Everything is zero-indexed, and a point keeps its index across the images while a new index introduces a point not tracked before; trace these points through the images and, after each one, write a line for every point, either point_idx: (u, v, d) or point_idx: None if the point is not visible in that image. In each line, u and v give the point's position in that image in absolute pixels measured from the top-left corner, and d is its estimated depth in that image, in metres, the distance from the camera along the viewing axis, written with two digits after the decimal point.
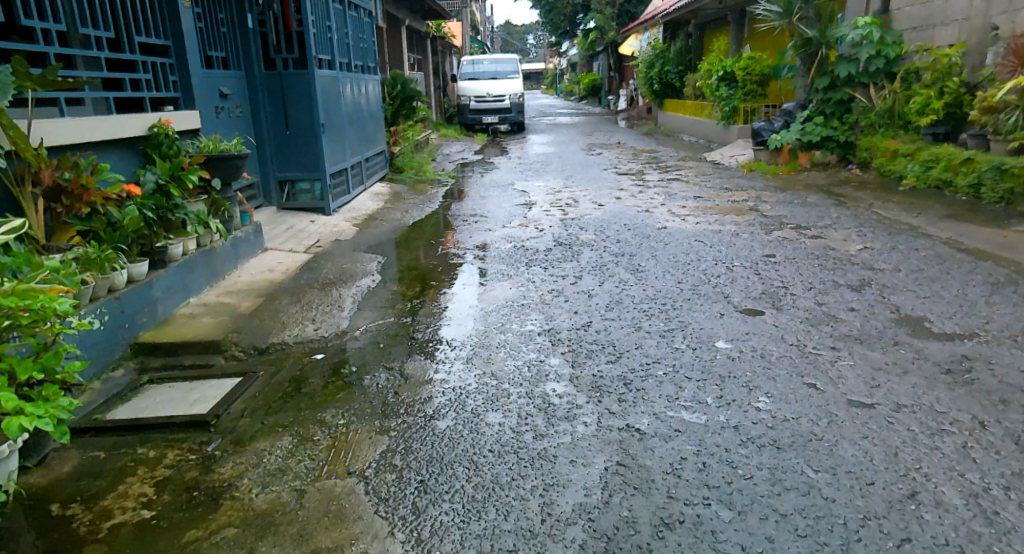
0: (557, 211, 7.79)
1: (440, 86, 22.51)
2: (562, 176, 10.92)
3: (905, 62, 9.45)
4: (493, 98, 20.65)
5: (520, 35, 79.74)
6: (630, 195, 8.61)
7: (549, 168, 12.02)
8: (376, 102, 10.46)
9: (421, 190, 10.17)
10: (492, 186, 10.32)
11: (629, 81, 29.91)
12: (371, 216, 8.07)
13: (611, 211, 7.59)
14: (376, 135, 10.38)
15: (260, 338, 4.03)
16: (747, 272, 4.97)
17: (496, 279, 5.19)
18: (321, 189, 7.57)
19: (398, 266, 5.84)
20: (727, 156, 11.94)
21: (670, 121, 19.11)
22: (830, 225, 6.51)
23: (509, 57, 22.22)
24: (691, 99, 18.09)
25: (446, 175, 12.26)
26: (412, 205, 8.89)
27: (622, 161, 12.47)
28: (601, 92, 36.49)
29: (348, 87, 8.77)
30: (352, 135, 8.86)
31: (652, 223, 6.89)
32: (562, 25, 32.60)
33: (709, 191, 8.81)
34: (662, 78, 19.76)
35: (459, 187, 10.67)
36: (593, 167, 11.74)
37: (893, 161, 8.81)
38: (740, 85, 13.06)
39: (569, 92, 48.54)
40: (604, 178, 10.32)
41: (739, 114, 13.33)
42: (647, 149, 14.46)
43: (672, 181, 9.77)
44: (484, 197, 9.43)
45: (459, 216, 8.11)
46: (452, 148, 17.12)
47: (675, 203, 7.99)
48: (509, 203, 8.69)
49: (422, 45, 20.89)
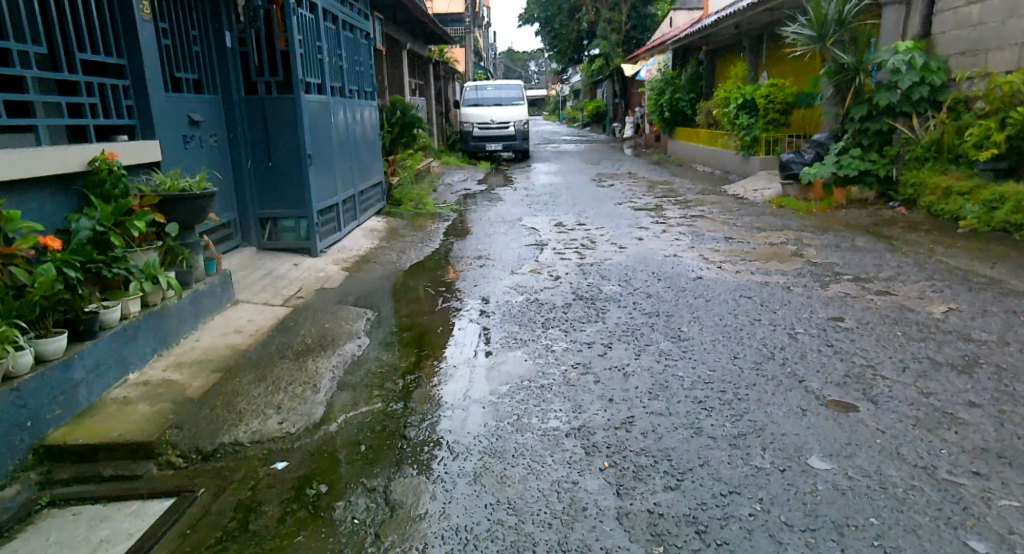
0: (573, 254, 6.90)
1: (442, 112, 21.75)
2: (575, 211, 10.08)
3: (951, 91, 8.64)
4: (496, 125, 19.90)
5: (522, 62, 79.65)
6: (654, 235, 7.75)
7: (559, 201, 11.18)
8: (371, 129, 9.64)
9: (420, 225, 9.29)
10: (498, 222, 9.46)
11: (635, 108, 29.22)
12: (364, 256, 7.21)
13: (635, 255, 6.70)
14: (371, 164, 9.54)
15: (207, 436, 3.04)
16: (816, 343, 4.08)
17: (507, 345, 4.30)
18: (307, 227, 6.73)
19: (391, 324, 4.94)
20: (750, 189, 11.09)
21: (682, 150, 18.32)
22: (894, 277, 5.64)
23: (513, 83, 21.50)
24: (704, 128, 17.34)
25: (448, 207, 11.41)
26: (410, 244, 8.02)
27: (637, 194, 11.63)
28: (605, 119, 35.85)
29: (340, 113, 7.92)
30: (344, 166, 8.03)
31: (685, 270, 6.01)
32: (566, 51, 32.02)
33: (741, 231, 7.96)
34: (672, 106, 19.02)
35: (462, 222, 9.80)
36: (607, 201, 10.90)
37: (946, 200, 7.98)
38: (761, 114, 12.27)
39: (571, 119, 48.00)
40: (620, 215, 9.46)
41: (760, 144, 12.50)
42: (661, 180, 13.62)
43: (697, 218, 8.91)
44: (490, 234, 8.56)
45: (463, 257, 7.23)
46: (454, 177, 16.31)
47: (705, 245, 7.11)
48: (519, 243, 7.84)
49: (424, 70, 20.17)
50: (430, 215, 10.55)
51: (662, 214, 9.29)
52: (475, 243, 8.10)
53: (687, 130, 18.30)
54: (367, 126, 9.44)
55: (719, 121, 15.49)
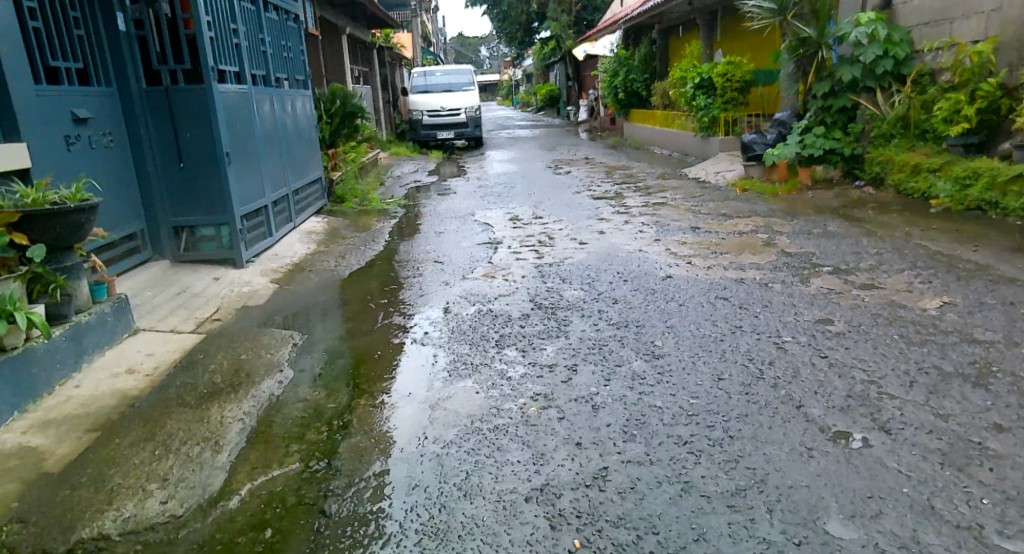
0: (529, 254, 6.27)
1: (390, 101, 20.93)
2: (530, 202, 9.45)
3: (917, 62, 8.23)
4: (447, 112, 19.18)
5: (473, 47, 78.46)
6: (616, 228, 7.16)
7: (513, 192, 10.53)
8: (306, 122, 8.86)
9: (363, 225, 8.57)
10: (448, 217, 8.78)
11: (590, 91, 28.68)
12: (296, 265, 6.47)
13: (597, 252, 6.13)
14: (307, 161, 8.78)
15: (54, 534, 2.49)
16: (807, 352, 3.53)
17: (455, 373, 3.68)
18: (229, 235, 5.95)
19: (319, 349, 4.26)
20: (712, 172, 10.60)
21: (639, 133, 17.77)
22: (878, 265, 5.15)
23: (463, 68, 20.74)
24: (660, 108, 16.85)
25: (395, 202, 10.69)
26: (350, 247, 7.28)
27: (596, 181, 11.06)
28: (560, 102, 35.21)
29: (266, 105, 7.16)
30: (274, 164, 7.26)
31: (652, 269, 5.44)
32: (517, 34, 31.28)
33: (706, 218, 7.46)
34: (627, 87, 18.44)
35: (410, 219, 9.09)
36: (564, 190, 10.31)
37: (915, 176, 7.56)
38: (719, 93, 11.80)
39: (525, 104, 47.35)
40: (577, 205, 8.87)
41: (718, 124, 11.95)
42: (619, 165, 13.10)
43: (658, 206, 8.40)
44: (439, 232, 7.86)
45: (409, 260, 6.54)
46: (404, 169, 15.56)
47: (671, 237, 6.57)
48: (470, 241, 7.17)
49: (368, 56, 19.28)
50: (376, 212, 9.81)
51: (622, 203, 8.76)
52: (423, 242, 7.43)
53: (644, 112, 17.75)
54: (301, 120, 8.66)
55: (677, 101, 15.00)
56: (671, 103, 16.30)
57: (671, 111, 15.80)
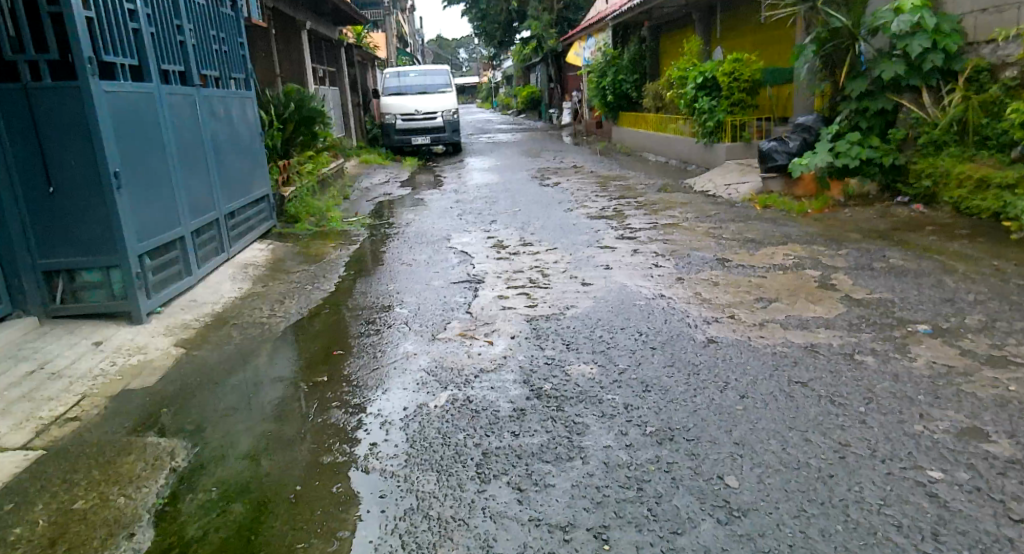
0: (519, 304, 4.85)
1: (360, 104, 19.46)
2: (516, 222, 8.04)
3: (970, 56, 6.92)
4: (423, 116, 17.75)
5: (452, 49, 76.94)
6: (623, 261, 5.79)
7: (494, 209, 9.12)
8: (246, 129, 7.61)
9: (315, 255, 7.13)
10: (419, 243, 7.39)
11: (574, 93, 27.40)
12: (215, 323, 5.02)
13: (606, 299, 4.77)
14: (250, 175, 7.52)
15: None
16: (983, 517, 2.18)
17: (408, 531, 2.44)
18: (119, 281, 4.80)
19: (203, 490, 2.84)
20: (722, 184, 9.27)
21: (630, 138, 16.43)
22: (995, 324, 3.82)
23: (439, 68, 19.32)
24: (653, 112, 15.56)
25: (359, 221, 9.27)
26: (291, 291, 5.83)
27: (589, 196, 9.71)
28: (541, 104, 33.82)
29: (182, 104, 5.98)
30: (195, 183, 6.05)
31: (686, 327, 4.04)
32: (497, 35, 29.90)
33: (730, 244, 6.13)
34: (616, 89, 17.07)
35: (373, 245, 7.63)
36: (554, 207, 8.94)
37: (982, 193, 6.26)
38: (724, 94, 10.47)
39: (505, 107, 46.07)
40: (570, 227, 7.51)
41: (724, 129, 10.61)
42: (613, 175, 11.77)
43: (668, 227, 7.07)
44: (407, 266, 6.43)
45: (366, 312, 5.10)
46: (374, 180, 14.11)
47: (696, 274, 5.22)
48: (445, 280, 5.74)
49: (336, 55, 17.81)
50: (334, 236, 8.36)
51: (624, 224, 7.43)
52: (386, 279, 6.03)
53: (636, 115, 16.41)
54: (240, 127, 7.43)
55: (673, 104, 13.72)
56: (665, 107, 15.03)
57: (666, 115, 14.51)
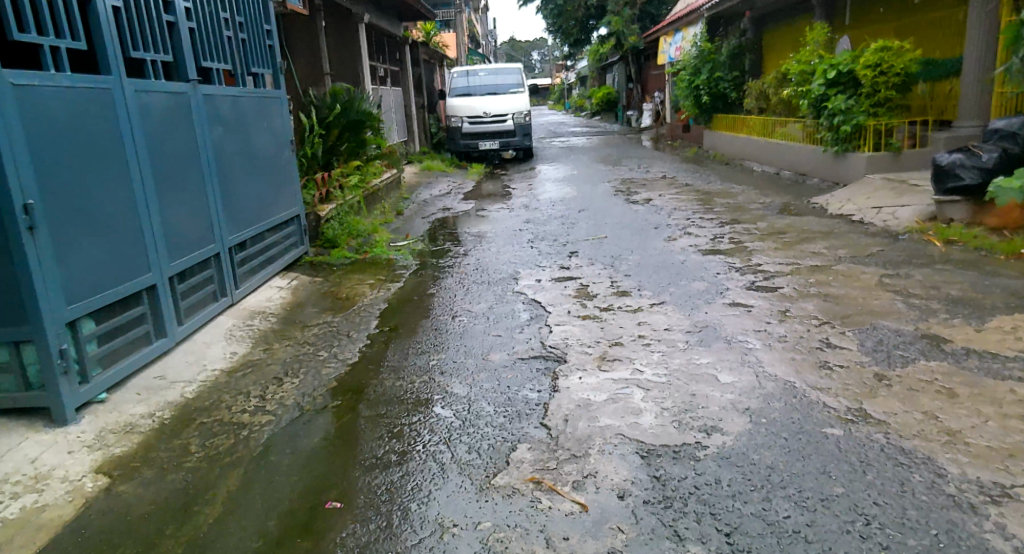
0: (629, 419, 3.06)
1: (425, 104, 18.02)
2: (604, 256, 6.25)
3: None
4: (492, 118, 16.15)
5: (526, 50, 75.29)
6: (773, 334, 3.94)
7: (576, 235, 7.37)
8: (270, 136, 6.14)
9: (349, 299, 5.57)
10: (484, 282, 5.77)
11: (656, 94, 25.39)
12: (175, 425, 3.41)
13: (772, 413, 2.96)
14: (272, 195, 6.05)
15: None
16: None
17: None
18: (36, 364, 3.30)
19: None
20: (867, 208, 7.26)
21: (729, 146, 14.39)
22: None
23: (511, 66, 17.67)
24: (756, 115, 13.60)
25: (408, 247, 7.68)
26: (296, 363, 4.18)
27: (691, 218, 7.84)
28: (619, 106, 31.89)
29: (170, 107, 4.45)
30: (192, 211, 4.58)
31: (955, 517, 2.20)
32: (573, 32, 28.13)
33: (929, 309, 4.23)
34: (712, 88, 15.06)
35: (423, 284, 5.99)
36: (649, 234, 7.10)
37: None
38: (866, 92, 8.51)
39: (578, 108, 44.29)
40: (677, 267, 5.67)
41: (864, 135, 8.64)
42: (716, 190, 9.85)
43: (819, 272, 5.19)
44: (463, 323, 4.72)
45: (391, 414, 3.39)
46: (434, 190, 12.56)
47: (903, 367, 3.35)
48: (512, 355, 4.00)
49: (400, 53, 16.41)
50: (376, 267, 6.78)
51: (752, 264, 5.57)
52: (433, 342, 4.40)
53: (736, 119, 14.38)
54: (262, 135, 5.97)
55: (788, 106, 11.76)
56: (772, 109, 13.05)
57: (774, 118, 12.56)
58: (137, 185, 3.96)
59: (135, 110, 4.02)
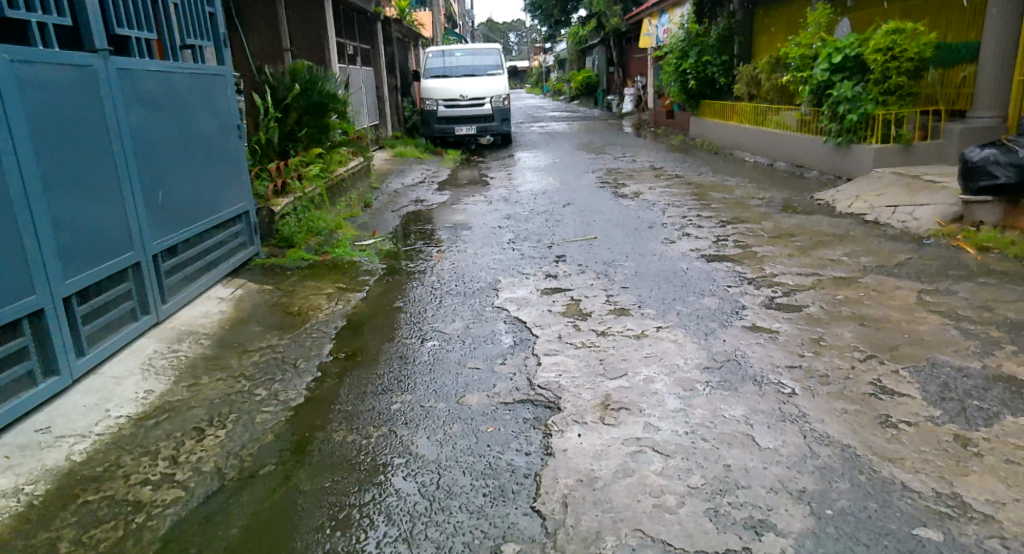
0: (647, 504, 2.34)
1: (397, 86, 17.06)
2: (596, 262, 5.53)
3: None
4: (469, 102, 15.29)
5: (503, 31, 73.98)
6: (814, 371, 3.19)
7: (563, 235, 6.65)
8: (214, 119, 5.30)
9: (302, 314, 4.79)
10: (461, 295, 5.05)
11: (638, 79, 24.71)
12: (47, 508, 2.53)
13: (840, 500, 2.28)
14: (215, 188, 5.21)
15: None
16: None
17: None
18: None
19: None
20: (881, 205, 6.59)
21: (718, 134, 13.75)
22: None
23: (489, 47, 16.78)
24: (747, 103, 12.98)
25: (374, 246, 6.90)
26: (226, 406, 3.37)
27: (688, 215, 7.14)
28: (598, 91, 31.17)
29: (77, 81, 3.60)
30: (105, 212, 3.75)
31: None
32: (553, 14, 27.27)
33: (989, 338, 3.58)
34: (699, 72, 14.45)
35: (389, 295, 5.24)
36: (643, 234, 6.39)
37: None
38: (875, 80, 7.87)
39: (555, 92, 43.46)
40: (680, 276, 4.97)
41: (871, 126, 8.00)
42: (710, 182, 9.15)
43: (848, 284, 4.50)
44: (433, 352, 3.98)
45: (340, 486, 2.62)
46: (407, 179, 11.73)
47: (990, 426, 2.68)
48: (493, 399, 3.27)
49: (371, 30, 15.45)
50: (337, 271, 6.00)
51: (766, 274, 4.88)
52: (402, 375, 3.67)
53: (725, 107, 13.73)
54: (203, 117, 5.12)
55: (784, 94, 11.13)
56: (769, 98, 12.43)
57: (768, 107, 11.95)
58: (19, 179, 3.13)
59: (19, 87, 3.18)
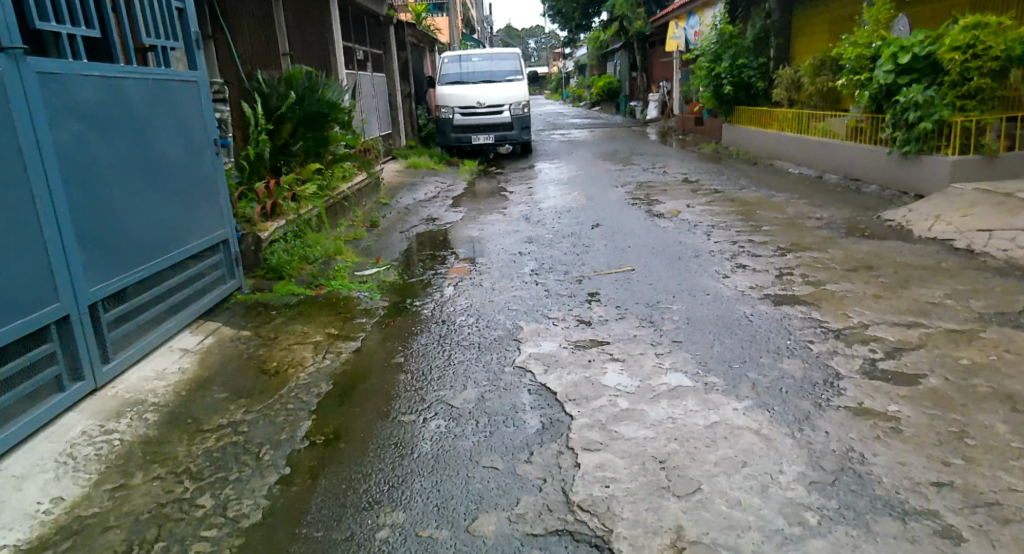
0: None
1: (411, 93, 16.24)
2: (639, 306, 4.61)
3: None
4: (486, 109, 14.41)
5: (522, 37, 73.18)
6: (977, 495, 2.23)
7: (595, 267, 5.74)
8: (178, 137, 4.60)
9: (284, 373, 3.96)
10: (475, 346, 4.20)
11: (664, 83, 23.73)
12: None
13: None
14: (180, 215, 4.52)
15: None
16: None
17: None
18: None
19: None
20: (970, 230, 5.61)
21: (755, 142, 12.84)
22: None
23: (508, 51, 15.91)
24: (791, 111, 12.01)
25: (375, 276, 6.04)
26: (151, 526, 2.57)
27: (738, 241, 6.20)
28: (621, 96, 30.24)
29: None
30: (14, 253, 3.10)
31: None
32: (574, 17, 26.40)
33: None
34: (734, 76, 13.53)
35: (389, 348, 4.33)
36: (687, 266, 5.45)
37: None
38: (949, 84, 6.89)
39: (576, 98, 42.55)
40: (745, 324, 4.03)
41: (946, 135, 7.03)
42: (755, 200, 8.20)
43: (970, 340, 3.52)
44: (438, 438, 3.08)
45: None
46: (419, 193, 10.87)
47: None
48: (516, 527, 2.39)
49: (383, 35, 14.63)
50: (332, 310, 5.15)
51: (854, 324, 3.93)
52: (399, 475, 2.80)
53: (764, 114, 12.82)
54: (165, 133, 4.45)
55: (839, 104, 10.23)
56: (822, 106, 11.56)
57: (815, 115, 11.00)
58: None
59: None
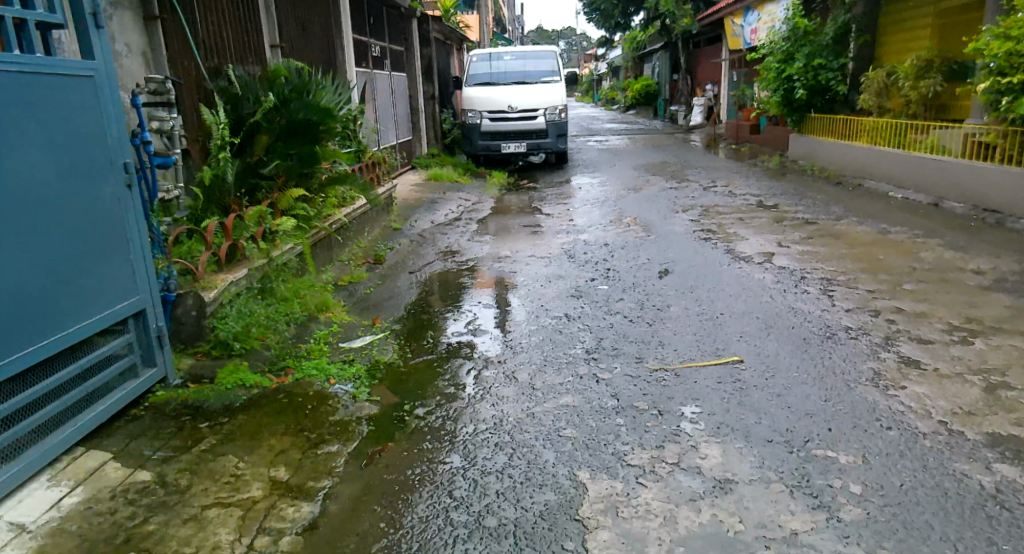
0: None
1: (435, 94, 14.53)
2: (771, 450, 2.84)
3: None
4: (518, 115, 12.67)
5: (552, 38, 71.50)
6: None
7: (682, 352, 3.97)
8: (36, 165, 2.89)
9: None
10: (514, 528, 2.49)
11: (711, 87, 21.96)
12: None
13: None
14: (30, 292, 2.82)
15: None
16: None
17: None
18: None
19: None
20: None
21: (838, 158, 11.26)
22: None
23: (544, 49, 14.16)
24: (887, 122, 10.28)
25: (366, 348, 4.36)
26: None
27: (879, 312, 4.44)
28: (659, 99, 28.48)
29: None
30: None
31: None
32: (613, 14, 24.62)
33: None
34: (809, 78, 12.06)
35: (359, 529, 2.55)
36: (822, 359, 3.68)
37: None
38: None
39: (608, 101, 40.71)
40: (985, 522, 2.33)
41: None
42: (866, 242, 6.44)
43: None
44: None
45: None
46: (438, 214, 9.16)
47: None
48: None
49: (405, 29, 12.95)
50: (301, 413, 3.48)
51: None
52: None
53: (854, 126, 11.07)
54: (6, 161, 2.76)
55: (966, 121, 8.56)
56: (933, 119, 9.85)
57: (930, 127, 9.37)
58: None
59: None
